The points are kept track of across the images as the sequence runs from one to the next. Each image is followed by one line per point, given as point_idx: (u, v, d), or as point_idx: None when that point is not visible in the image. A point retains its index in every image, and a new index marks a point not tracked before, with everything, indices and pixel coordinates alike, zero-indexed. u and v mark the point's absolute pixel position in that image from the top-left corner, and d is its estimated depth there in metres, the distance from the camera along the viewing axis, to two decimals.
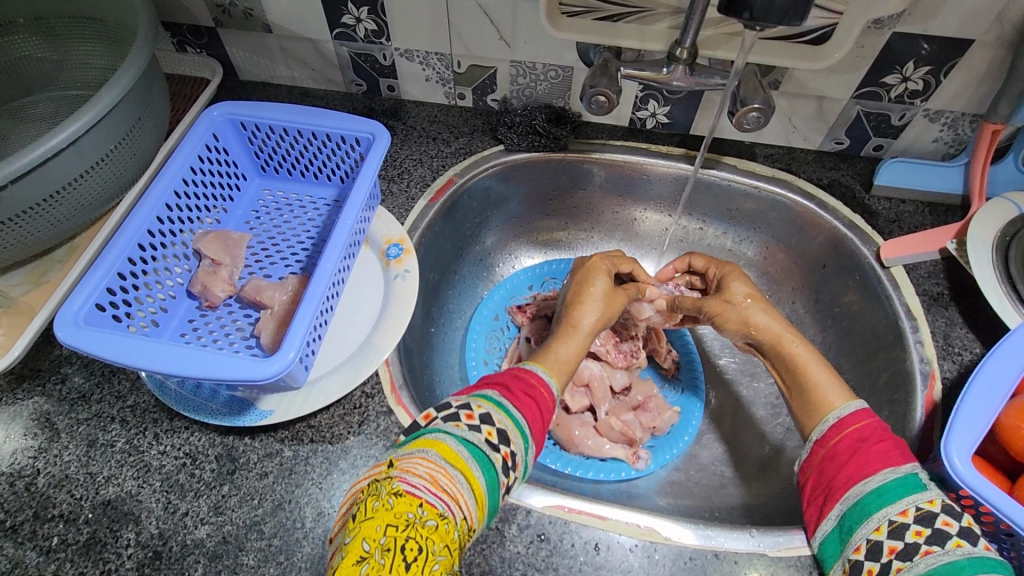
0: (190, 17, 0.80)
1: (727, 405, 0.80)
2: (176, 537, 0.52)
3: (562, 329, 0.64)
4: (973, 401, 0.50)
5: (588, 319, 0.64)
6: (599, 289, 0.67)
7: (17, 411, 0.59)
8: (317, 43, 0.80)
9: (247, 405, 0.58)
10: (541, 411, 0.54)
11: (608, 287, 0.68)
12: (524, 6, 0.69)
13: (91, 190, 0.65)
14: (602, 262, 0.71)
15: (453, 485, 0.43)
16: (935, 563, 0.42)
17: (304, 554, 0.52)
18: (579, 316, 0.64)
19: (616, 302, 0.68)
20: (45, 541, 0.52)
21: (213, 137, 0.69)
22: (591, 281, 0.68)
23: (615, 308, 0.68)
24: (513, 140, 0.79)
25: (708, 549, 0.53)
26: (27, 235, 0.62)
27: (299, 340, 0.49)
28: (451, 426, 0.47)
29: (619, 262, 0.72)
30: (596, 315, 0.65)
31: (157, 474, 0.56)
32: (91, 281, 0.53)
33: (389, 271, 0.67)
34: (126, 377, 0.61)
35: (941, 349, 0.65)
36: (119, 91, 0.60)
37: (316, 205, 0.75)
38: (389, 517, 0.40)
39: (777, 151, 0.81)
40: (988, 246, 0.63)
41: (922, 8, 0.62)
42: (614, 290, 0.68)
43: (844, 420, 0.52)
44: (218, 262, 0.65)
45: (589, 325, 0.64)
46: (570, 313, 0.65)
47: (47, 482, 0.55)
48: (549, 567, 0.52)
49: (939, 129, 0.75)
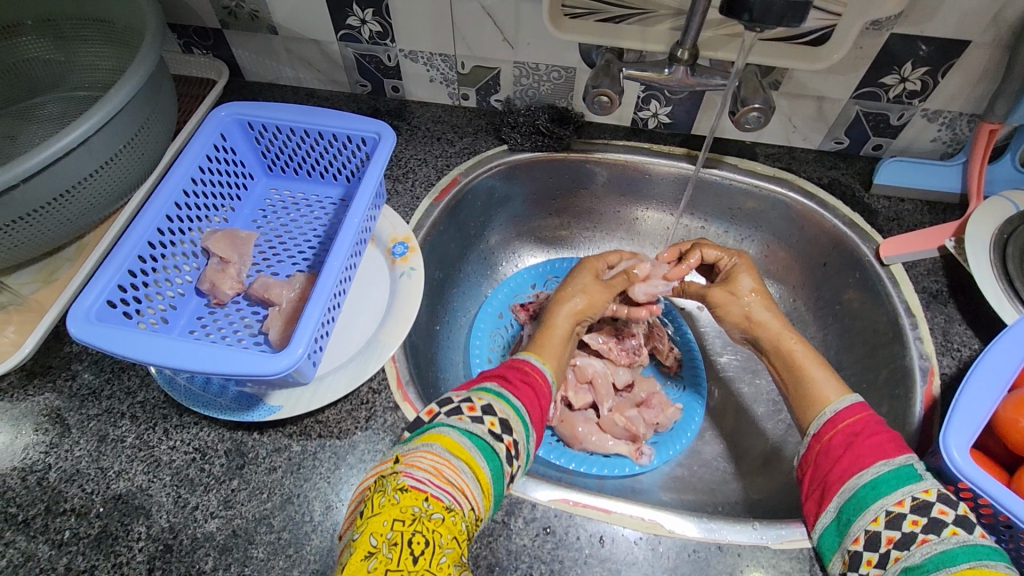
0: (196, 19, 0.81)
1: (729, 402, 0.81)
2: (186, 531, 0.53)
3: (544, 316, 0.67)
4: (972, 395, 0.51)
5: (565, 305, 0.67)
6: (579, 280, 0.70)
7: (28, 407, 0.60)
8: (322, 45, 0.81)
9: (256, 401, 0.58)
10: (539, 398, 0.55)
11: (589, 280, 0.70)
12: (528, 7, 0.70)
13: (101, 189, 0.66)
14: (593, 261, 0.73)
15: (458, 477, 0.44)
16: (931, 552, 0.43)
17: (313, 547, 0.52)
18: (558, 304, 0.67)
19: (599, 294, 0.69)
20: (57, 535, 0.53)
21: (221, 137, 0.70)
22: (574, 276, 0.71)
23: (598, 302, 0.68)
24: (516, 140, 0.80)
25: (711, 542, 0.54)
26: (37, 234, 0.63)
27: (308, 336, 0.50)
28: (454, 419, 0.48)
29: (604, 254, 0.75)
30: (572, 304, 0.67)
31: (167, 468, 0.56)
32: (102, 279, 0.54)
33: (395, 269, 0.68)
34: (135, 373, 0.62)
35: (940, 345, 0.66)
36: (128, 92, 0.61)
37: (322, 204, 0.76)
38: (395, 511, 0.41)
39: (778, 151, 0.82)
40: (986, 243, 0.64)
41: (919, 10, 0.63)
42: (596, 281, 0.70)
43: (838, 415, 0.54)
44: (227, 260, 0.66)
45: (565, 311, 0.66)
46: (552, 301, 0.68)
47: (59, 477, 0.56)
48: (555, 559, 0.52)
49: (938, 129, 0.76)
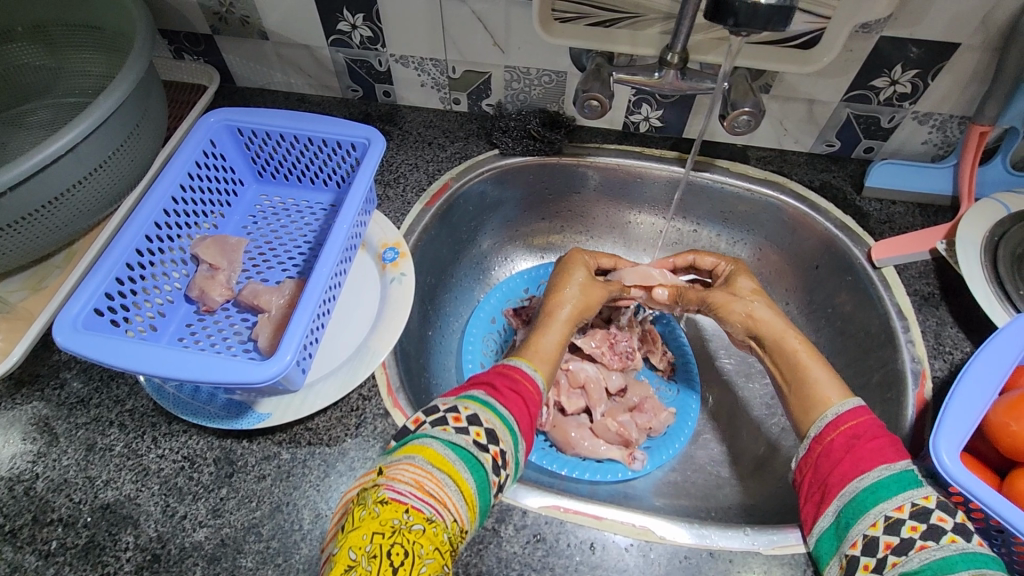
0: (186, 24, 0.81)
1: (723, 405, 0.80)
2: (174, 540, 0.53)
3: (539, 321, 0.66)
4: (962, 399, 0.51)
5: (564, 309, 0.66)
6: (578, 280, 0.69)
7: (15, 416, 0.59)
8: (313, 50, 0.81)
9: (246, 408, 0.58)
10: (526, 405, 0.55)
11: (586, 279, 0.70)
12: (518, 12, 0.70)
13: (89, 197, 0.65)
14: (581, 256, 0.73)
15: (440, 489, 0.43)
16: (929, 558, 0.42)
17: (302, 555, 0.52)
18: (555, 306, 0.66)
19: (595, 291, 0.69)
20: (44, 545, 0.52)
21: (210, 143, 0.69)
22: (570, 272, 0.70)
23: (596, 300, 0.69)
24: (508, 145, 0.80)
25: (703, 548, 0.54)
26: (25, 241, 0.62)
27: (295, 343, 0.50)
28: (438, 431, 0.48)
29: (599, 257, 0.76)
30: (572, 306, 0.67)
31: (156, 477, 0.56)
32: (89, 287, 0.53)
33: (386, 274, 0.67)
34: (124, 382, 0.62)
35: (932, 348, 0.66)
36: (116, 98, 0.61)
37: (313, 210, 0.76)
38: (374, 524, 0.40)
39: (770, 154, 0.82)
40: (977, 246, 0.64)
41: (909, 12, 0.63)
42: (593, 281, 0.70)
43: (840, 418, 0.53)
44: (216, 267, 0.66)
45: (565, 314, 0.66)
46: (548, 303, 0.67)
47: (47, 486, 0.55)
48: (546, 567, 0.52)
49: (929, 131, 0.76)
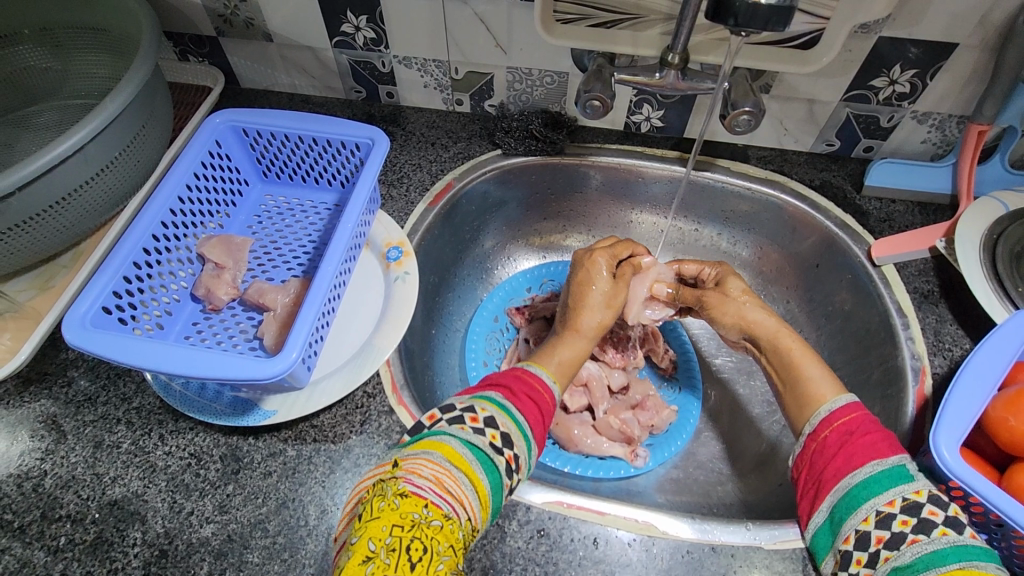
0: (191, 26, 0.82)
1: (725, 403, 0.81)
2: (181, 536, 0.53)
3: (563, 332, 0.66)
4: (963, 394, 0.52)
5: (590, 324, 0.66)
6: (600, 292, 0.67)
7: (24, 414, 0.60)
8: (316, 51, 0.81)
9: (251, 406, 0.59)
10: (541, 414, 0.55)
11: (609, 287, 0.68)
12: (520, 13, 0.71)
13: (97, 195, 0.66)
14: (605, 253, 0.70)
15: (456, 487, 0.44)
16: (921, 551, 0.43)
17: (308, 551, 0.52)
18: (580, 320, 0.66)
19: (617, 301, 0.68)
20: (53, 541, 0.53)
21: (215, 143, 0.70)
22: (593, 281, 0.68)
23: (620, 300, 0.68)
24: (510, 145, 0.81)
25: (705, 543, 0.54)
26: (33, 241, 0.63)
27: (302, 341, 0.50)
28: (455, 429, 0.48)
29: (620, 249, 0.71)
30: (598, 320, 0.66)
31: (162, 474, 0.56)
32: (97, 286, 0.54)
33: (389, 273, 0.68)
34: (130, 380, 0.62)
35: (932, 345, 0.66)
36: (124, 98, 0.62)
37: (317, 210, 0.76)
38: (395, 517, 0.41)
39: (770, 154, 0.83)
40: (976, 244, 0.65)
41: (908, 12, 0.63)
42: (614, 283, 0.68)
43: (834, 414, 0.53)
44: (222, 266, 0.67)
45: (590, 329, 0.65)
46: (571, 316, 0.67)
47: (55, 484, 0.56)
48: (549, 561, 0.53)
49: (927, 131, 0.76)
